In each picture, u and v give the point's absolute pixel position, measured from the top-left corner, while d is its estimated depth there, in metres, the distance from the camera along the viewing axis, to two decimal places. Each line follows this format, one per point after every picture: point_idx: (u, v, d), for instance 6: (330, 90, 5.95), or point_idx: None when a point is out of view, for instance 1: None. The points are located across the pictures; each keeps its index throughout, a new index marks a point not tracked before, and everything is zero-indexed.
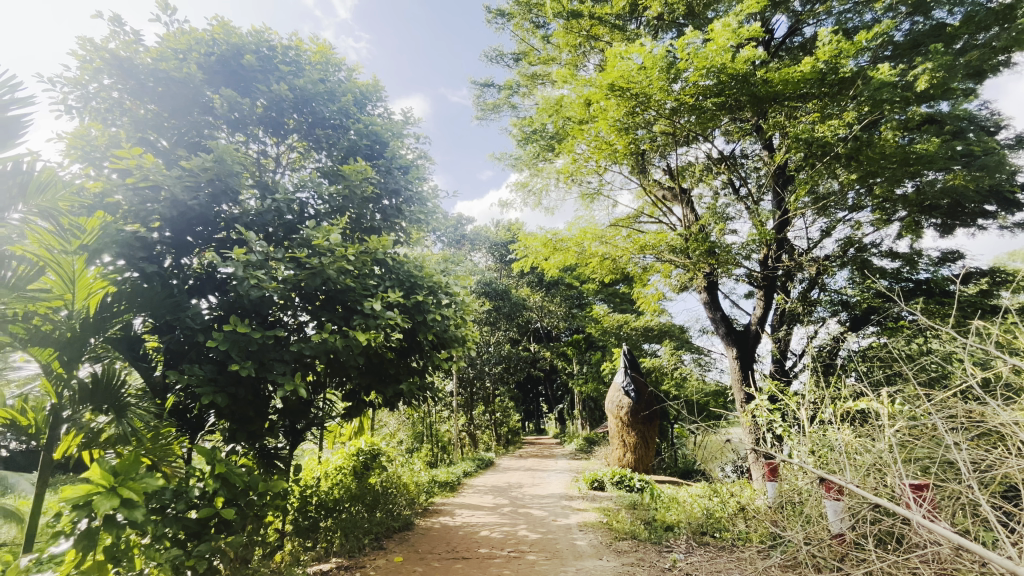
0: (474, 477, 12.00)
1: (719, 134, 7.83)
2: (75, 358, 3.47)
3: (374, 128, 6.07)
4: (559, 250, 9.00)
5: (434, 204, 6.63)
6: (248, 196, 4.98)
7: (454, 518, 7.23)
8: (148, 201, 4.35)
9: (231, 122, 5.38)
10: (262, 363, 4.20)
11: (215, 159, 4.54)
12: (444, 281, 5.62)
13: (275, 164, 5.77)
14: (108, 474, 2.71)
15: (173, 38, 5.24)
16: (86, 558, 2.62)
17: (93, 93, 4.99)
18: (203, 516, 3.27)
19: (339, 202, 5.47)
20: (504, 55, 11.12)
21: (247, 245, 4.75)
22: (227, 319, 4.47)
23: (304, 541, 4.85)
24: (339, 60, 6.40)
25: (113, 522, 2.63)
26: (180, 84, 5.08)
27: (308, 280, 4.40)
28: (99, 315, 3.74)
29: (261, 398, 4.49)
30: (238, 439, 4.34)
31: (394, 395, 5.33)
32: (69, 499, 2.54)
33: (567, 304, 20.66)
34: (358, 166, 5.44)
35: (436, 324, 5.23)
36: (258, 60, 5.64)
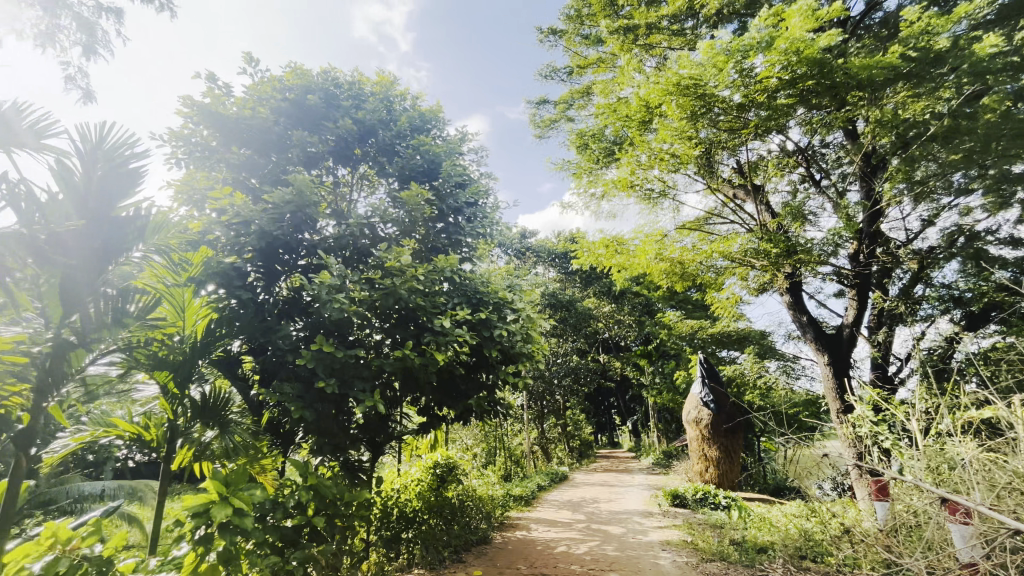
0: (548, 492, 11.89)
1: (793, 125, 7.31)
2: (186, 379, 3.89)
3: (436, 152, 6.32)
4: (626, 258, 8.79)
5: (496, 220, 6.73)
6: (326, 224, 5.35)
7: (530, 533, 7.18)
8: (239, 234, 4.79)
9: (307, 158, 5.84)
10: (344, 380, 4.46)
11: (295, 193, 4.94)
12: (509, 296, 5.69)
13: (348, 192, 6.17)
14: (220, 485, 2.97)
15: (256, 87, 5.81)
16: (202, 561, 2.91)
17: (195, 144, 5.64)
18: (298, 524, 3.50)
19: (408, 225, 5.72)
20: (557, 70, 11.19)
21: (327, 270, 5.08)
22: (313, 339, 4.80)
23: (387, 551, 5.04)
24: (401, 90, 6.75)
25: (225, 529, 2.89)
26: (263, 127, 5.61)
27: (382, 300, 4.64)
28: (204, 340, 4.19)
29: (344, 413, 4.76)
30: (325, 452, 4.62)
31: (466, 409, 5.44)
32: (190, 506, 2.83)
33: (636, 313, 20.04)
34: (423, 189, 5.68)
35: (504, 339, 5.29)
36: (326, 99, 6.08)
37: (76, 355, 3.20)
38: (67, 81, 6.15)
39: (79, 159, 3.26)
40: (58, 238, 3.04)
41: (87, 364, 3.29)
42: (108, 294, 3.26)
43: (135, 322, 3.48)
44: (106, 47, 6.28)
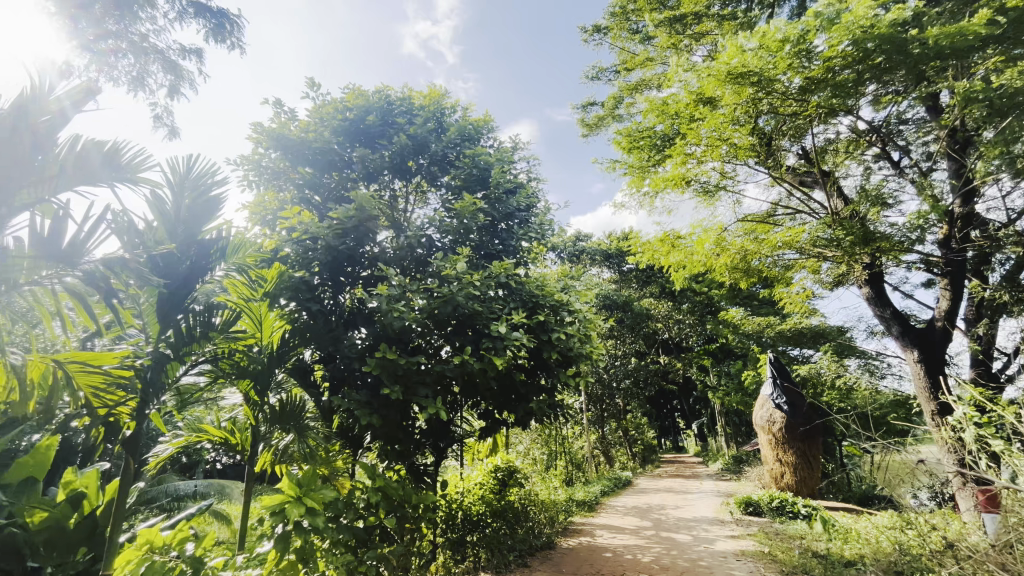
0: (612, 497, 11.65)
1: (864, 104, 6.78)
2: (264, 387, 4.18)
3: (486, 160, 6.41)
4: (684, 256, 8.47)
5: (548, 223, 6.73)
6: (385, 235, 5.57)
7: (595, 539, 7.06)
8: (308, 250, 5.08)
9: (366, 174, 6.11)
10: (407, 386, 4.61)
11: (357, 209, 5.19)
12: (565, 298, 5.66)
13: (404, 205, 6.39)
14: (294, 485, 3.17)
15: (318, 109, 6.16)
16: (283, 558, 3.08)
17: (264, 167, 6.07)
18: (369, 525, 3.63)
19: (462, 232, 5.82)
20: (604, 69, 11.04)
21: (388, 279, 5.29)
22: (377, 347, 5.00)
23: (454, 554, 5.12)
24: (450, 102, 6.93)
25: (301, 527, 3.07)
26: (326, 147, 5.94)
27: (440, 307, 4.75)
28: (279, 350, 4.53)
29: (407, 419, 4.91)
30: (391, 457, 4.78)
31: (526, 413, 5.45)
32: (269, 505, 3.07)
33: (697, 312, 19.28)
34: (475, 198, 5.79)
35: (561, 342, 5.26)
36: (382, 116, 6.36)
37: (171, 366, 3.57)
38: (156, 120, 6.83)
39: (170, 189, 3.66)
40: (155, 260, 3.40)
41: (180, 375, 3.71)
42: (195, 310, 3.63)
43: (220, 335, 3.82)
44: (187, 86, 6.92)
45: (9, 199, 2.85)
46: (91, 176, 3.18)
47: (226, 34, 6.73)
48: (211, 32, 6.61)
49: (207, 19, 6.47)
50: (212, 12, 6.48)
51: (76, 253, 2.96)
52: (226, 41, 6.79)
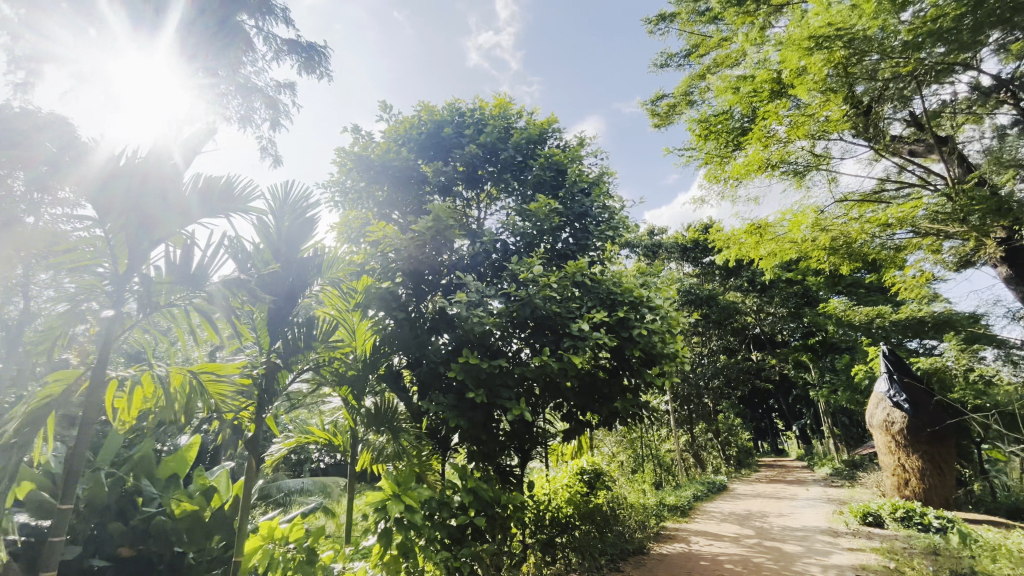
0: (706, 502, 11.04)
1: (987, 56, 5.88)
2: (361, 392, 4.51)
3: (556, 161, 6.43)
4: (775, 245, 7.82)
5: (622, 218, 6.57)
6: (461, 242, 5.73)
7: (689, 545, 6.73)
8: (392, 262, 5.38)
9: (440, 185, 6.35)
10: (491, 389, 4.72)
11: (434, 219, 5.41)
12: (646, 295, 5.48)
13: (477, 212, 6.55)
14: (393, 484, 3.38)
15: (393, 129, 6.52)
16: (386, 552, 3.26)
17: (348, 187, 6.53)
18: (461, 524, 3.76)
19: (534, 235, 5.85)
20: (673, 55, 10.58)
21: (466, 285, 5.45)
22: (460, 351, 5.15)
23: (544, 556, 5.13)
24: (516, 108, 7.02)
25: (402, 523, 3.25)
26: (403, 163, 6.26)
27: (519, 310, 4.82)
28: (372, 357, 4.83)
29: (492, 421, 5.01)
30: (478, 458, 4.90)
31: (610, 414, 5.35)
32: (372, 502, 3.29)
33: (792, 303, 17.80)
34: (547, 199, 5.82)
35: (643, 340, 5.12)
36: (453, 129, 6.59)
37: (281, 374, 3.92)
38: (263, 150, 7.60)
39: (272, 215, 4.10)
40: (266, 279, 3.83)
41: (289, 382, 4.05)
42: (298, 322, 4.02)
43: (320, 345, 4.15)
44: (285, 117, 7.63)
45: (150, 235, 3.36)
46: (210, 208, 3.62)
47: (315, 65, 7.33)
48: (303, 65, 7.24)
49: (299, 53, 7.10)
50: (303, 47, 7.10)
51: (201, 277, 3.42)
52: (316, 71, 7.40)
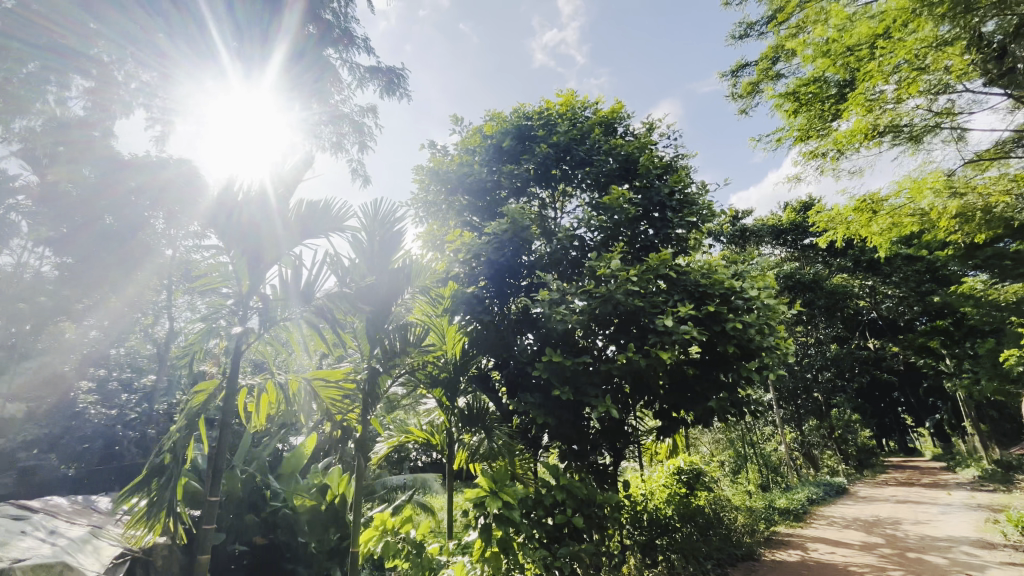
0: (823, 507, 10.07)
1: None
2: (453, 393, 4.81)
3: (629, 152, 6.25)
4: (891, 217, 6.86)
5: (706, 204, 6.21)
6: (539, 243, 5.77)
7: (807, 553, 6.18)
8: (474, 267, 5.57)
9: (514, 188, 6.42)
10: (577, 388, 4.70)
11: (510, 222, 5.55)
12: (738, 284, 5.13)
13: (552, 212, 6.49)
14: (490, 481, 3.47)
15: (466, 141, 6.78)
16: (487, 548, 3.35)
17: (429, 200, 6.85)
18: (558, 522, 3.79)
19: (611, 229, 5.73)
20: (753, 24, 9.80)
21: (547, 286, 5.46)
22: (545, 350, 5.20)
23: (644, 558, 4.98)
24: (583, 102, 6.92)
25: (501, 520, 3.34)
26: (476, 172, 6.41)
27: (600, 307, 4.72)
28: (462, 360, 5.04)
29: (581, 419, 5.01)
30: (569, 458, 4.90)
31: (706, 413, 5.08)
32: (471, 498, 3.41)
33: (913, 282, 15.68)
34: (621, 191, 5.68)
35: (739, 333, 4.80)
36: (523, 132, 6.64)
37: (381, 378, 4.19)
38: (354, 172, 8.19)
39: (365, 231, 4.38)
40: (363, 291, 4.13)
41: (388, 386, 4.33)
42: (394, 329, 4.25)
43: (413, 350, 4.38)
44: (371, 139, 8.17)
45: (266, 259, 3.78)
46: (312, 230, 3.97)
47: (395, 87, 7.77)
48: (385, 88, 7.71)
49: (380, 78, 7.56)
50: (384, 72, 7.58)
51: (307, 293, 3.82)
52: (396, 92, 7.85)
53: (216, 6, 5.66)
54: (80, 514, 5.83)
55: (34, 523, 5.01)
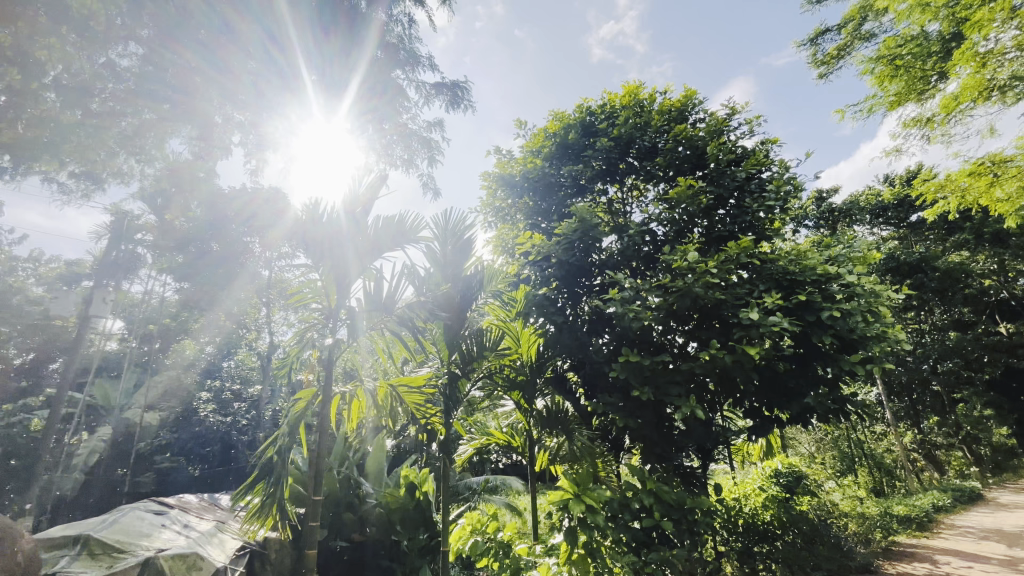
0: (954, 515, 8.89)
1: None
2: (531, 396, 4.81)
3: (700, 137, 5.95)
4: (1021, 180, 5.98)
5: (791, 185, 5.76)
6: (610, 240, 5.65)
7: (938, 567, 5.49)
8: (545, 269, 5.57)
9: (580, 186, 6.34)
10: (658, 387, 4.54)
11: (578, 221, 5.48)
12: (833, 269, 4.71)
13: (621, 208, 6.34)
14: (571, 483, 3.44)
15: (530, 143, 6.81)
16: (573, 552, 3.24)
17: (499, 206, 7.00)
18: (646, 527, 3.64)
19: (684, 221, 5.52)
20: None
21: (619, 284, 5.33)
22: (622, 350, 5.09)
23: (743, 566, 4.67)
24: (648, 91, 6.69)
25: (584, 524, 3.30)
26: (542, 175, 6.43)
27: (678, 302, 4.57)
28: (538, 362, 5.01)
29: (664, 420, 4.84)
30: (651, 460, 4.73)
31: (803, 411, 4.69)
32: (553, 502, 3.38)
33: None
34: (692, 181, 5.47)
35: (837, 322, 4.38)
36: (586, 129, 6.56)
37: (461, 382, 4.33)
38: (426, 186, 8.54)
39: (438, 240, 4.56)
40: (439, 298, 4.31)
41: (468, 391, 4.48)
42: (471, 334, 4.41)
43: (489, 353, 4.49)
44: (439, 152, 8.47)
45: (350, 273, 4.04)
46: (389, 243, 4.20)
47: (459, 100, 8.02)
48: (450, 102, 7.97)
49: (445, 93, 7.82)
50: (448, 86, 7.84)
51: (389, 302, 4.04)
52: (461, 104, 8.09)
53: (311, 47, 6.29)
54: (206, 509, 6.57)
55: (172, 517, 5.72)
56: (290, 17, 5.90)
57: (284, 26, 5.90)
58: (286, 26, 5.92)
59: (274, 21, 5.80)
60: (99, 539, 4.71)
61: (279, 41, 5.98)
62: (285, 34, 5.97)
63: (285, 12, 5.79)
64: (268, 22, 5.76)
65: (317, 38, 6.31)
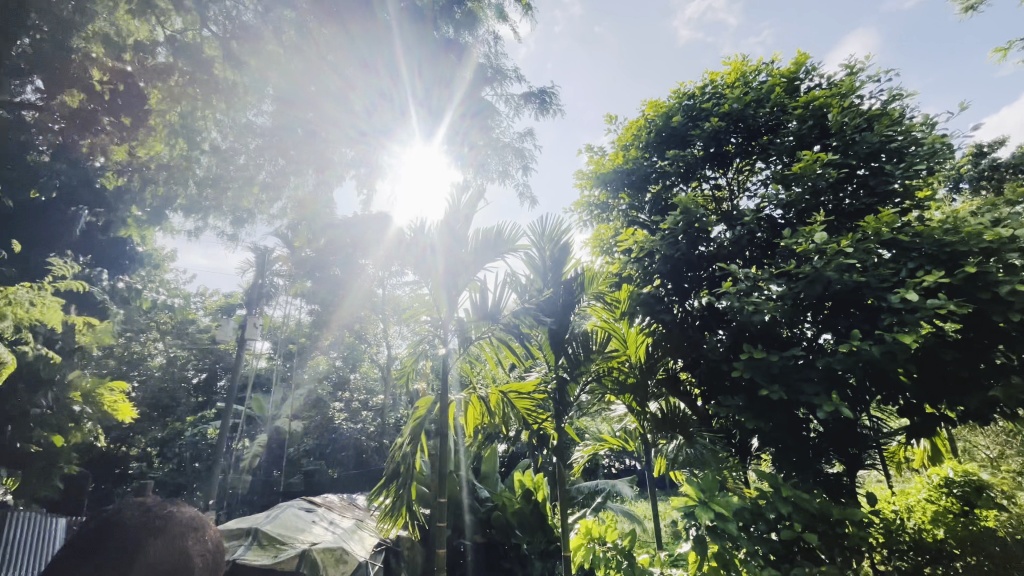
0: None
1: None
2: (644, 399, 4.72)
3: (824, 103, 5.35)
4: None
5: (940, 142, 4.94)
6: (719, 230, 5.28)
7: None
8: (649, 266, 5.34)
9: (683, 174, 6.03)
10: (790, 386, 4.12)
11: (683, 212, 5.20)
12: (1011, 235, 3.94)
13: (730, 194, 5.92)
14: (697, 489, 3.24)
15: (623, 136, 6.66)
16: (704, 562, 3.17)
17: (593, 204, 6.85)
18: (786, 540, 3.28)
19: (808, 200, 4.95)
20: None
21: (734, 275, 4.93)
22: (740, 348, 4.63)
23: None
24: (755, 65, 6.17)
25: (716, 533, 3.13)
26: (639, 167, 6.25)
27: (806, 290, 4.15)
28: (648, 363, 4.82)
29: (799, 423, 4.37)
30: (787, 469, 4.29)
31: (984, 407, 3.93)
32: (679, 508, 3.25)
33: None
34: (816, 154, 4.92)
35: (1021, 298, 3.66)
36: (687, 114, 6.22)
37: (570, 386, 4.49)
38: (523, 195, 8.70)
39: (536, 247, 4.74)
40: (544, 304, 4.51)
41: (577, 394, 4.57)
42: (577, 336, 4.62)
43: (596, 355, 4.59)
44: (532, 160, 8.62)
45: (456, 286, 4.28)
46: (491, 255, 4.38)
47: (549, 106, 8.09)
48: (539, 110, 8.05)
49: (534, 102, 7.91)
50: (537, 94, 7.94)
51: (496, 312, 4.28)
52: (550, 110, 8.15)
53: (415, 90, 5.36)
54: (347, 508, 7.31)
55: (320, 514, 6.44)
56: (402, 54, 5.11)
57: (396, 62, 5.14)
58: (397, 63, 5.13)
59: (383, 59, 5.07)
60: (266, 532, 5.45)
61: (388, 81, 5.22)
62: (395, 73, 5.20)
63: (395, 47, 5.03)
64: (376, 62, 5.07)
65: (418, 80, 5.33)
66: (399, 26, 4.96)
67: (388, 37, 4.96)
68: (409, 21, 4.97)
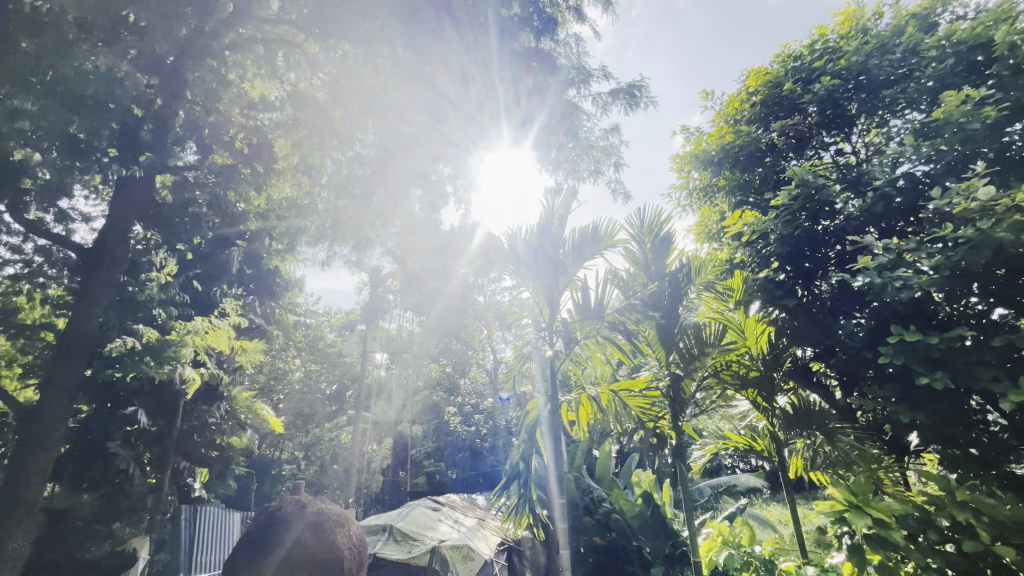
0: None
1: None
2: (771, 394, 4.33)
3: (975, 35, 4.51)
4: None
5: None
6: (844, 201, 4.70)
7: None
8: (763, 248, 4.89)
9: (796, 145, 5.51)
10: (957, 371, 3.47)
11: (799, 184, 4.75)
12: None
13: (856, 157, 5.27)
14: (846, 492, 2.94)
15: (721, 112, 6.26)
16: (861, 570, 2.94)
17: (695, 187, 6.51)
18: (968, 552, 2.75)
19: (962, 152, 4.19)
20: None
21: (870, 249, 4.32)
22: (886, 331, 3.98)
23: None
24: (876, 8, 5.42)
25: (874, 540, 2.85)
26: (745, 141, 5.73)
27: (970, 257, 3.45)
28: (773, 356, 4.53)
29: (971, 412, 3.61)
30: (964, 467, 3.51)
31: None
32: (826, 513, 2.98)
33: None
34: (966, 94, 4.18)
35: None
36: (797, 77, 5.64)
37: (685, 383, 4.43)
38: (615, 191, 8.50)
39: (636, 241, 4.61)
40: (651, 300, 4.43)
41: (693, 391, 4.49)
42: (688, 331, 4.42)
43: (711, 347, 4.42)
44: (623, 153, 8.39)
45: (557, 286, 4.31)
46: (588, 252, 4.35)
47: (639, 97, 7.82)
48: (628, 104, 7.80)
49: (622, 96, 7.68)
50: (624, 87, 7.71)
51: (600, 310, 4.25)
52: (639, 102, 7.86)
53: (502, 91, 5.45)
54: (470, 508, 7.67)
55: (446, 513, 6.83)
56: (497, 66, 5.27)
57: (491, 72, 5.29)
58: (492, 76, 5.31)
59: (479, 73, 5.24)
60: (399, 528, 5.90)
61: (483, 93, 5.40)
62: (490, 81, 5.37)
63: (491, 57, 5.17)
64: (472, 75, 5.20)
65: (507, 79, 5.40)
66: (495, 41, 5.10)
67: (485, 50, 5.09)
68: (504, 34, 5.11)
